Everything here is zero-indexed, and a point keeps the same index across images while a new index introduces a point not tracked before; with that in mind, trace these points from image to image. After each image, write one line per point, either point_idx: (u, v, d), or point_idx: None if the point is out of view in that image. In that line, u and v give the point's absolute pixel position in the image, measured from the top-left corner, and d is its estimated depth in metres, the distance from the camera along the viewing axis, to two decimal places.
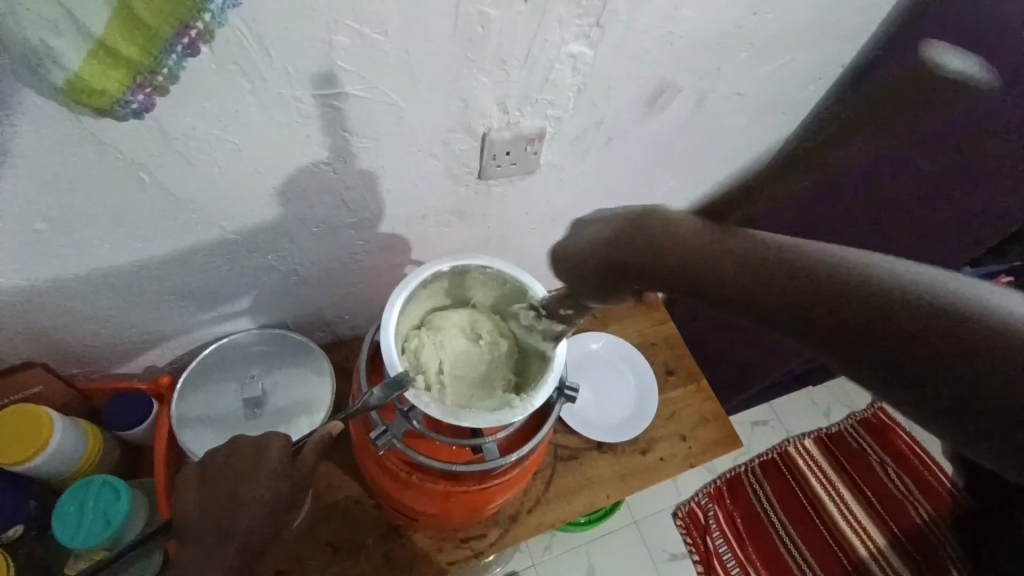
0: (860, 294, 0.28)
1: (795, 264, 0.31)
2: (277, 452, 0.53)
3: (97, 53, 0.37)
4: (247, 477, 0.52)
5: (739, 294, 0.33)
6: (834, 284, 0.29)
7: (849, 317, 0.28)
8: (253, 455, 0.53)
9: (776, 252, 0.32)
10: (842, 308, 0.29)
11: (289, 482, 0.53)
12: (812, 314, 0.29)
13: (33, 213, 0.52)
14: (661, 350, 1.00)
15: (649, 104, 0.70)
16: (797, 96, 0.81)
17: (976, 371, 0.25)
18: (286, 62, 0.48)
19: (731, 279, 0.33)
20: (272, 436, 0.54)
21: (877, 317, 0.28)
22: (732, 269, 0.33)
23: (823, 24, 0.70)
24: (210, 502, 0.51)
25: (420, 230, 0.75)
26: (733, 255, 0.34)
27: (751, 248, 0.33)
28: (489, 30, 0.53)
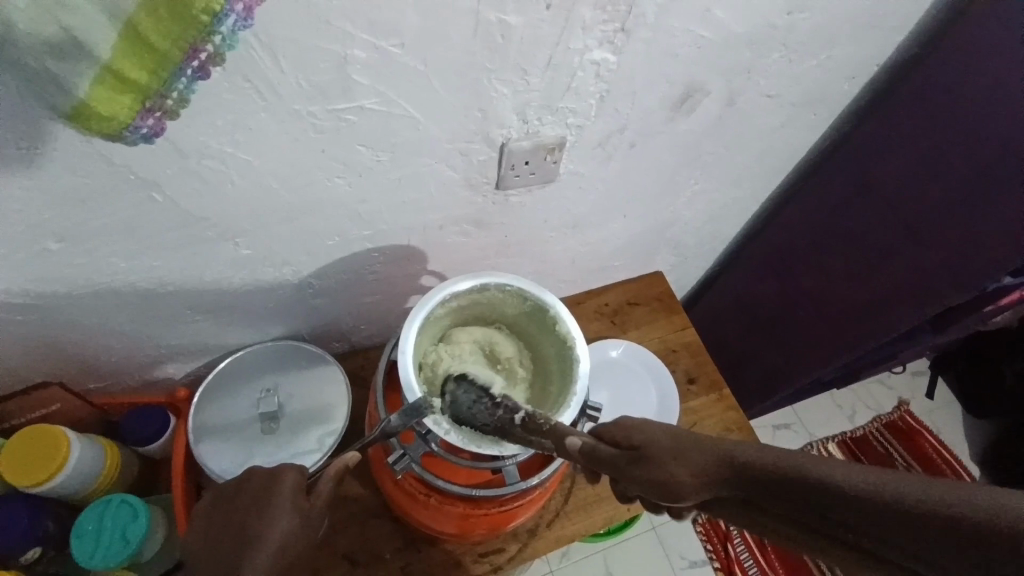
0: (892, 499, 0.33)
1: (834, 485, 0.35)
2: (288, 486, 0.52)
3: (102, 79, 0.35)
4: (256, 508, 0.50)
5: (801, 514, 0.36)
6: (849, 498, 0.34)
7: (900, 530, 0.32)
8: (266, 488, 0.52)
9: (814, 477, 0.36)
10: (878, 495, 0.33)
11: (298, 518, 0.51)
12: (876, 532, 0.33)
13: (45, 232, 0.51)
14: (681, 357, 0.97)
15: (676, 108, 0.68)
16: (829, 95, 0.77)
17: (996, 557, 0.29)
18: (299, 76, 0.46)
19: (792, 496, 0.37)
20: (287, 467, 0.54)
21: (921, 522, 0.31)
22: (794, 503, 0.36)
23: (863, 20, 0.67)
24: (218, 531, 0.50)
25: (438, 240, 0.73)
26: (773, 476, 0.38)
27: (788, 478, 0.37)
28: (511, 38, 0.50)
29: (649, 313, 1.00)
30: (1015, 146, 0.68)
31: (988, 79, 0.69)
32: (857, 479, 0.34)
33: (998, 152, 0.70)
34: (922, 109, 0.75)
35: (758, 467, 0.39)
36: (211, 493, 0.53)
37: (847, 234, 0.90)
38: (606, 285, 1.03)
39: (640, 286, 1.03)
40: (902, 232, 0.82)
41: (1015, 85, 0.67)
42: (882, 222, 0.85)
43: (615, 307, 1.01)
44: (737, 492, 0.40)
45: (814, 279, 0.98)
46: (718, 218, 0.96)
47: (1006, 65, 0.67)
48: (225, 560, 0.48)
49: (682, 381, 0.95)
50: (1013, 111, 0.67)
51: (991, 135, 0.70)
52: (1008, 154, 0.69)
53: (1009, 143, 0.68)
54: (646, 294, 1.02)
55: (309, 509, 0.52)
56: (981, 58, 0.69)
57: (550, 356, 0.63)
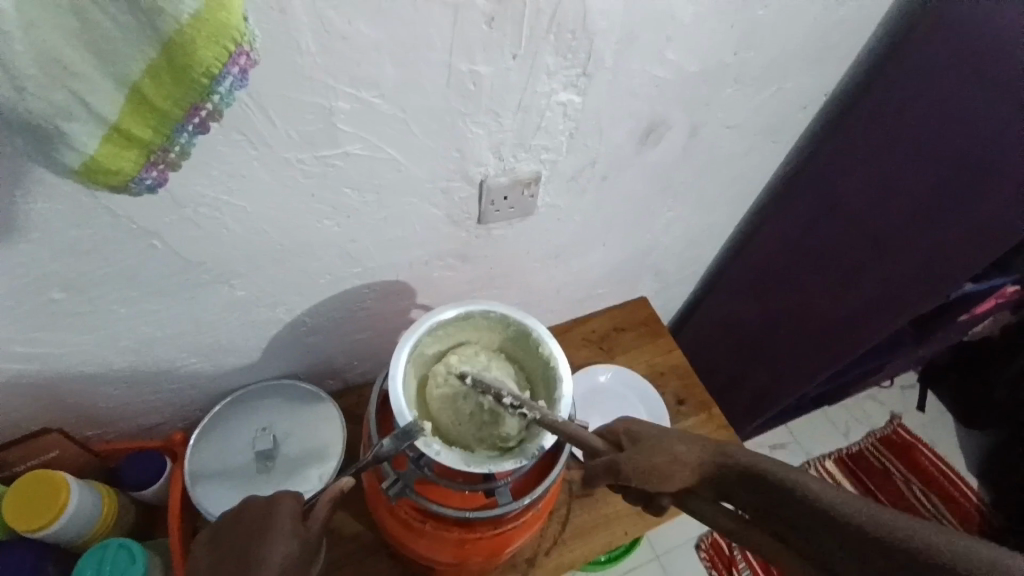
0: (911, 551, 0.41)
1: (866, 526, 0.43)
2: (286, 512, 0.53)
3: (111, 137, 0.37)
4: (254, 535, 0.51)
5: (793, 528, 0.47)
6: (840, 523, 0.44)
7: (885, 551, 0.41)
8: (264, 516, 0.53)
9: (816, 497, 0.46)
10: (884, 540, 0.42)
11: (297, 542, 0.52)
12: (829, 536, 0.45)
13: (50, 284, 0.54)
14: (669, 379, 0.99)
15: (641, 141, 0.73)
16: (785, 124, 0.83)
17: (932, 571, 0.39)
18: (289, 128, 0.51)
19: (801, 510, 0.47)
20: (283, 494, 0.55)
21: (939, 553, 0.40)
22: (807, 516, 0.46)
23: (807, 56, 0.73)
24: (218, 561, 0.51)
25: (425, 275, 0.76)
26: (769, 485, 0.50)
27: (818, 505, 0.46)
28: (481, 85, 0.55)
29: (635, 337, 1.03)
30: (960, 159, 0.73)
31: (935, 98, 0.74)
32: (879, 515, 0.43)
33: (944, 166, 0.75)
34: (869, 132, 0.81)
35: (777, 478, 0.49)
36: (208, 529, 0.54)
37: (817, 249, 0.94)
38: (592, 312, 1.06)
39: (625, 312, 1.06)
40: (868, 244, 0.87)
41: (952, 105, 0.72)
42: (848, 235, 0.89)
43: (602, 333, 1.04)
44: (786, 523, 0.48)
45: (791, 296, 1.01)
46: (694, 242, 1.01)
47: (940, 88, 0.73)
48: None
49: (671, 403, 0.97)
50: (958, 129, 0.73)
51: (941, 151, 0.75)
52: (954, 166, 0.74)
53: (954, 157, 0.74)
54: (632, 319, 1.05)
55: (306, 532, 0.53)
56: (926, 79, 0.74)
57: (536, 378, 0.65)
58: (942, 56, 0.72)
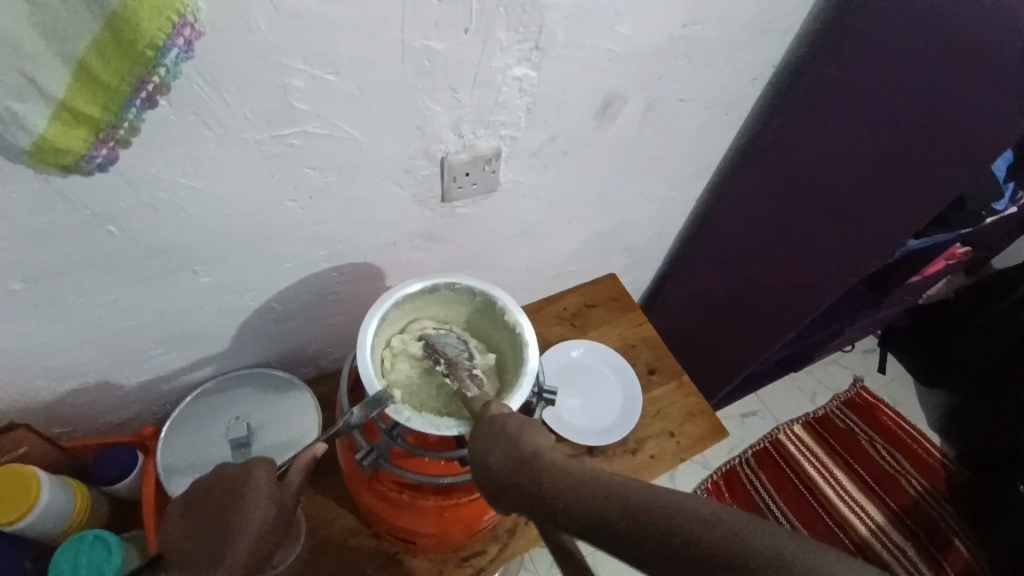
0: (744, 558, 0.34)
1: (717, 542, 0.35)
2: (261, 477, 0.53)
3: (62, 116, 0.37)
4: (229, 502, 0.52)
5: (681, 566, 0.36)
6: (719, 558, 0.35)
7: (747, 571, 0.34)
8: (239, 481, 0.53)
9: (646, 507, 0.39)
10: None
11: (274, 505, 0.52)
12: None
13: (6, 274, 0.53)
14: (641, 351, 1.03)
15: (599, 116, 0.74)
16: (737, 95, 0.86)
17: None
18: (245, 108, 0.51)
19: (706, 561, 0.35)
20: (257, 461, 0.55)
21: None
22: (714, 564, 0.35)
23: (751, 29, 0.76)
24: (196, 528, 0.52)
25: (393, 256, 0.77)
26: (709, 540, 0.36)
27: (691, 531, 0.36)
28: (436, 61, 0.56)
29: (606, 313, 1.06)
30: (904, 122, 0.77)
31: (875, 70, 0.77)
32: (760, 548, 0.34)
33: (887, 125, 0.78)
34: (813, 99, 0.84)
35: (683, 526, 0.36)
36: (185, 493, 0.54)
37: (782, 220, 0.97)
38: (563, 291, 1.09)
39: (594, 288, 1.09)
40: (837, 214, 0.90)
41: (896, 65, 0.75)
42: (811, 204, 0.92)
43: (574, 310, 1.06)
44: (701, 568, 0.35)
45: (753, 263, 1.05)
46: (658, 216, 1.03)
47: (877, 52, 0.76)
48: (207, 553, 0.50)
49: (642, 373, 1.00)
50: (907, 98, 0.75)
51: (891, 120, 0.78)
52: (900, 127, 0.77)
53: (899, 120, 0.77)
54: (601, 294, 1.08)
55: (283, 495, 0.54)
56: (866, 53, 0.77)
57: (502, 346, 0.66)
58: (879, 28, 0.75)
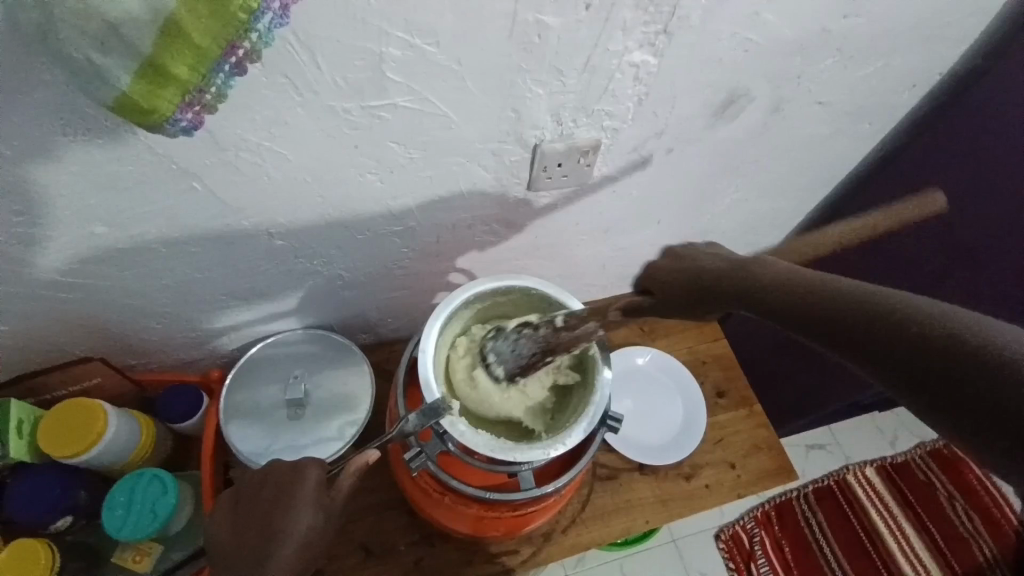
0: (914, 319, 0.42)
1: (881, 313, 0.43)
2: (311, 481, 0.53)
3: (145, 74, 0.35)
4: (281, 500, 0.51)
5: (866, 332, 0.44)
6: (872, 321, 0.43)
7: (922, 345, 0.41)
8: (289, 481, 0.53)
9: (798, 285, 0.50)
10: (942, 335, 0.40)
11: (321, 514, 0.52)
12: (901, 347, 0.41)
13: (93, 217, 0.53)
14: (711, 369, 0.97)
15: (718, 114, 0.65)
16: (887, 104, 0.73)
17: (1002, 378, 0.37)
18: (336, 75, 0.47)
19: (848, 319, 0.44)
20: (308, 462, 0.54)
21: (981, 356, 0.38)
22: (880, 334, 0.43)
23: (925, 27, 0.63)
24: (244, 526, 0.51)
25: (467, 239, 0.73)
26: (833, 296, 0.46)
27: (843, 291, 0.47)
28: (547, 39, 0.49)
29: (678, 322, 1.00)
30: None
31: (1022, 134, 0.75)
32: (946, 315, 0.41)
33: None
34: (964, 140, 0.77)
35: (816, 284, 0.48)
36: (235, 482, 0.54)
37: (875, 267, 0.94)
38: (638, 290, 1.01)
39: None
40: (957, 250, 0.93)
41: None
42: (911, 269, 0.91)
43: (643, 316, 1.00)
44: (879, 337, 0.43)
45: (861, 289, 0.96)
46: (760, 228, 0.93)
47: None
48: (253, 554, 0.49)
49: (711, 394, 0.95)
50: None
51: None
52: None
53: None
54: None
55: (330, 504, 0.53)
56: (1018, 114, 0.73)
57: (573, 361, 0.61)
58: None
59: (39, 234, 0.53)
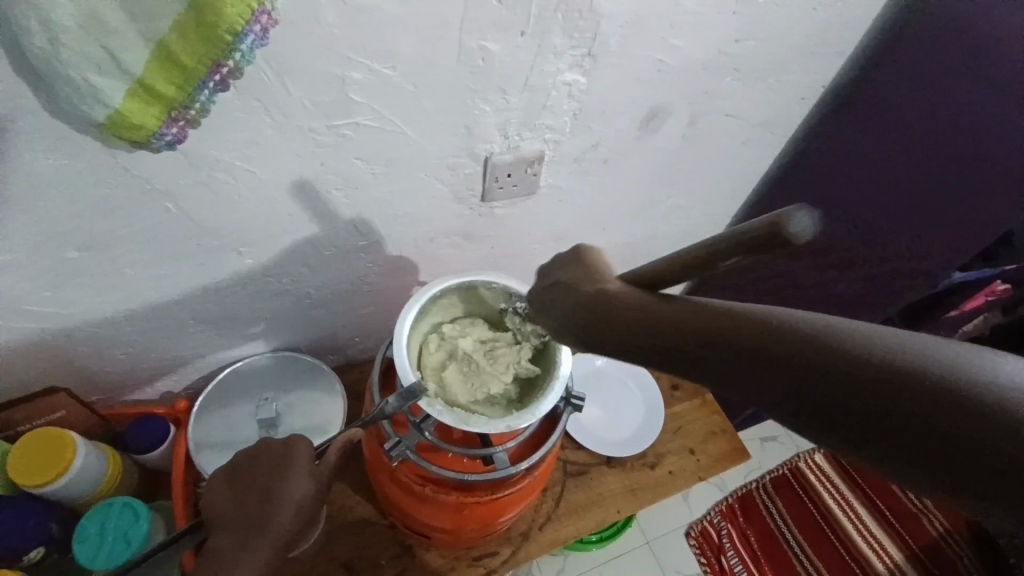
0: (878, 374, 0.30)
1: (890, 358, 0.30)
2: (302, 455, 0.55)
3: (135, 92, 0.39)
4: (273, 474, 0.53)
5: (901, 426, 0.29)
6: (850, 359, 0.30)
7: (921, 427, 0.29)
8: (280, 459, 0.54)
9: (896, 359, 0.30)
10: (928, 410, 0.29)
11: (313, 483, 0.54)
12: (914, 419, 0.29)
13: (66, 242, 0.55)
14: (665, 365, 1.04)
15: (644, 126, 0.74)
16: (785, 114, 0.85)
17: (996, 433, 0.28)
18: (305, 97, 0.52)
19: (802, 359, 0.31)
20: (297, 439, 0.56)
21: (936, 415, 0.29)
22: (888, 425, 0.29)
23: (806, 49, 0.75)
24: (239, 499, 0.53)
25: (429, 252, 0.78)
26: (797, 334, 0.32)
27: (878, 357, 0.30)
28: (490, 62, 0.57)
29: None
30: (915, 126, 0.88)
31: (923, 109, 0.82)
32: (905, 369, 0.30)
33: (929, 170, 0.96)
34: (865, 125, 0.87)
35: (801, 355, 0.31)
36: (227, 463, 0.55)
37: (864, 234, 1.06)
38: None
39: None
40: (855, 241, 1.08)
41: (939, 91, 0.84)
42: (842, 226, 1.04)
43: None
44: (915, 414, 0.29)
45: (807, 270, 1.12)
46: (694, 231, 1.03)
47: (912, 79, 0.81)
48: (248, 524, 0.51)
49: (666, 386, 1.02)
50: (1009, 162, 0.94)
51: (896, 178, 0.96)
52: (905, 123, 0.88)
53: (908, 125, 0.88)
54: None
55: (321, 476, 0.55)
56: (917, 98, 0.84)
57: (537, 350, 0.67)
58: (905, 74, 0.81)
59: (11, 261, 0.54)
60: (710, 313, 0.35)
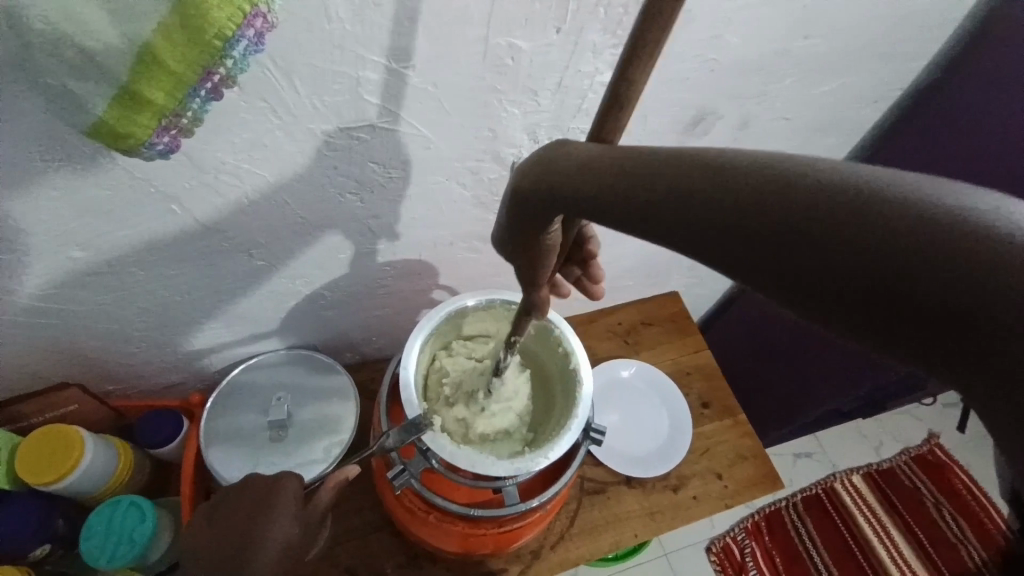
0: (864, 210, 0.22)
1: (838, 187, 0.23)
2: (288, 493, 0.53)
3: (121, 99, 0.35)
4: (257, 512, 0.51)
5: (852, 273, 0.22)
6: (791, 190, 0.24)
7: (882, 264, 0.22)
8: (265, 496, 0.53)
9: (855, 185, 0.23)
10: (883, 246, 0.22)
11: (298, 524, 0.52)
12: (867, 252, 0.22)
13: (70, 242, 0.53)
14: (695, 380, 0.98)
15: (689, 130, 0.67)
16: (851, 118, 0.76)
17: (994, 296, 0.20)
18: (315, 98, 0.48)
19: (742, 195, 0.25)
20: (286, 475, 0.55)
21: (923, 255, 0.21)
22: (820, 266, 0.23)
23: (882, 47, 0.66)
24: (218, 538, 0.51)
25: (448, 256, 0.74)
26: (789, 184, 0.24)
27: (825, 189, 0.23)
28: (519, 61, 0.51)
29: (661, 333, 1.02)
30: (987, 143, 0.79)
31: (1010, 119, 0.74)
32: (879, 196, 0.22)
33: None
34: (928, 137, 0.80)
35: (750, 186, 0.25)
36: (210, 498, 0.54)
37: None
38: (619, 305, 1.04)
39: (653, 306, 1.04)
40: None
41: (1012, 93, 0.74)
42: None
43: (628, 326, 1.02)
44: (870, 245, 0.22)
45: None
46: None
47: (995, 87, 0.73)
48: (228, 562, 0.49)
49: (695, 404, 0.96)
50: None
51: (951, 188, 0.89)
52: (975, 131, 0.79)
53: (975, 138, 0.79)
54: (660, 314, 1.03)
55: (308, 515, 0.53)
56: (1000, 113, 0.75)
57: (554, 376, 0.63)
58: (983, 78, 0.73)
59: (16, 260, 0.52)
60: (653, 167, 0.29)
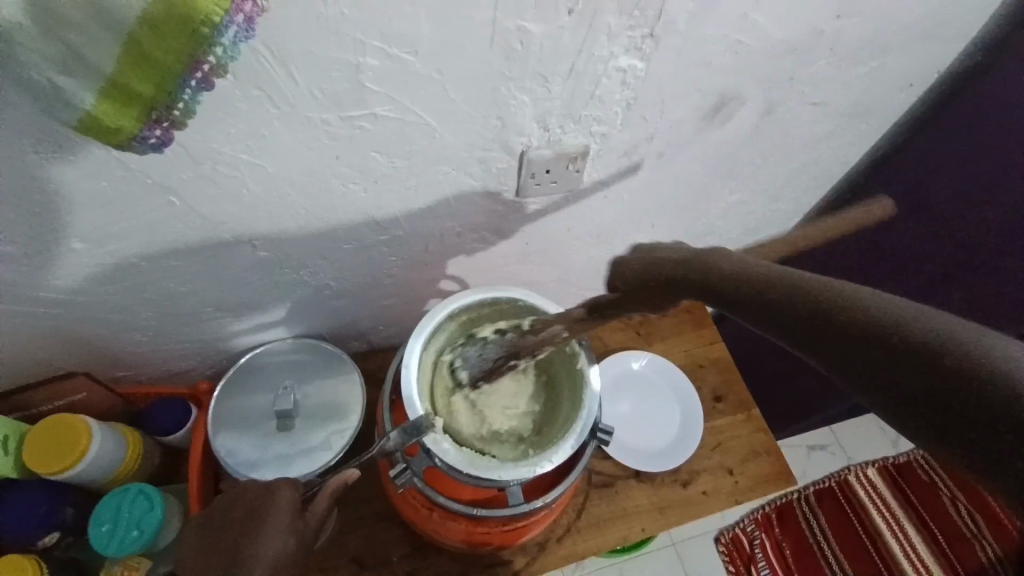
0: (884, 320, 0.29)
1: (868, 310, 0.30)
2: (284, 504, 0.55)
3: (108, 92, 0.33)
4: (253, 522, 0.54)
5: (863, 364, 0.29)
6: (836, 304, 0.31)
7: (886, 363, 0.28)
8: (261, 506, 0.55)
9: (877, 309, 0.30)
10: (892, 347, 0.28)
11: (292, 536, 0.54)
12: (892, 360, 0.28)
13: (70, 234, 0.52)
14: (708, 373, 0.96)
15: (709, 118, 0.64)
16: (883, 104, 0.72)
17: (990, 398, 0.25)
18: (314, 86, 0.46)
19: (797, 300, 0.33)
20: (283, 484, 0.57)
21: (928, 358, 0.27)
22: (848, 360, 0.30)
23: (919, 27, 0.61)
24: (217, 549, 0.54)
25: (456, 246, 0.72)
26: (829, 293, 0.32)
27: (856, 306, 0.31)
28: (529, 46, 0.48)
29: (675, 324, 0.99)
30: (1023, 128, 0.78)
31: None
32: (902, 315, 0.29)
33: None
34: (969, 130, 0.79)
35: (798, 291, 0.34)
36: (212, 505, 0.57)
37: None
38: None
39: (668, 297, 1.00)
40: None
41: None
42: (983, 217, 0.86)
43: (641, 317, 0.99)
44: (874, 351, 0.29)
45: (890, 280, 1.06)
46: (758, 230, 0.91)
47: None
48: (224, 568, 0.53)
49: (708, 398, 0.93)
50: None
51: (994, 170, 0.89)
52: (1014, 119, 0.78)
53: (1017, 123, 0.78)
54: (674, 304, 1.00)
55: (302, 526, 0.56)
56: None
57: (562, 379, 0.62)
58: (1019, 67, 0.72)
59: (17, 253, 0.52)
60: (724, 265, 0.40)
